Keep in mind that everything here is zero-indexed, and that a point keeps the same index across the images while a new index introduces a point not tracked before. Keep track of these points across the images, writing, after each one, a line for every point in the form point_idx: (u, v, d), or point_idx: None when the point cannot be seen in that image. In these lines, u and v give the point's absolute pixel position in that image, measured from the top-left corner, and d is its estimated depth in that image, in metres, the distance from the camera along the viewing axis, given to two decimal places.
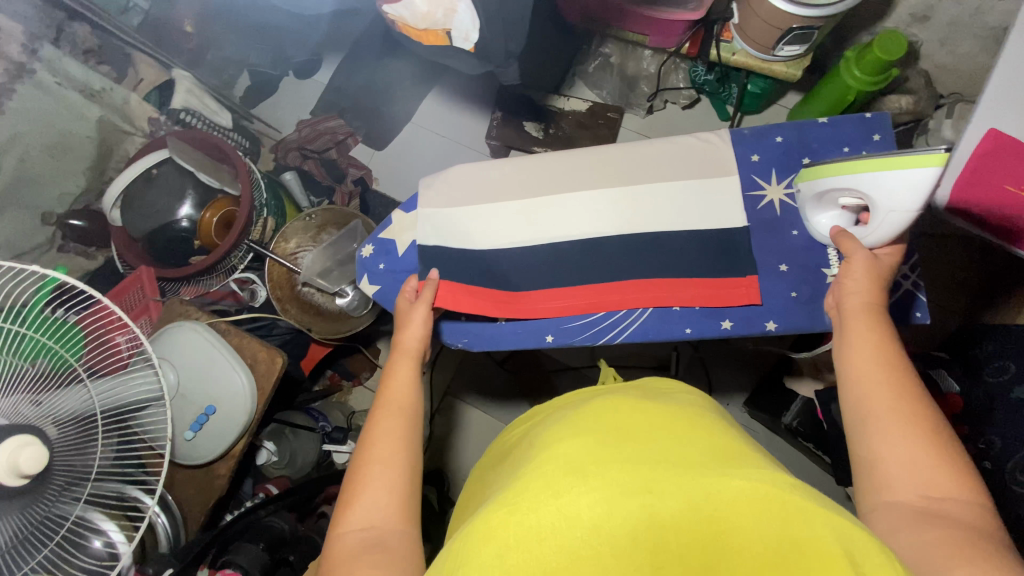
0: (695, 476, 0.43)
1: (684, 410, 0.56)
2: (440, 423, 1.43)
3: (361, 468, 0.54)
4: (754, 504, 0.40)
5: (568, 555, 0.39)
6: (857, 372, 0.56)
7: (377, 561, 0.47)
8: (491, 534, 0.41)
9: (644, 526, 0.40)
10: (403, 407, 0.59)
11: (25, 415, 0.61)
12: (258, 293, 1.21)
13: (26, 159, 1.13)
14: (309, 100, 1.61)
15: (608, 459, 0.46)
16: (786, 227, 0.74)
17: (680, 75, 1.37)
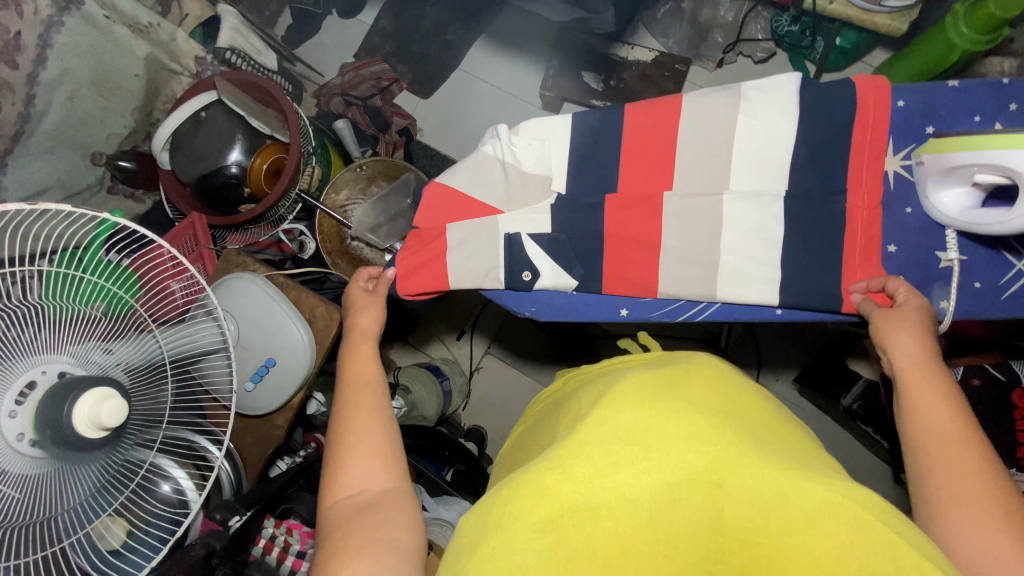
0: (763, 468, 0.40)
1: (776, 406, 0.53)
2: (479, 381, 1.45)
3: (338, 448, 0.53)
4: (838, 512, 0.37)
5: (621, 539, 0.37)
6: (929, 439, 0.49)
7: (370, 522, 0.47)
8: (544, 490, 0.41)
9: (698, 498, 0.39)
10: (368, 384, 0.59)
11: (99, 365, 0.59)
12: (307, 245, 1.13)
13: (74, 97, 1.10)
14: (353, 42, 1.53)
15: (675, 438, 0.43)
16: (900, 204, 0.69)
17: (761, 23, 1.26)
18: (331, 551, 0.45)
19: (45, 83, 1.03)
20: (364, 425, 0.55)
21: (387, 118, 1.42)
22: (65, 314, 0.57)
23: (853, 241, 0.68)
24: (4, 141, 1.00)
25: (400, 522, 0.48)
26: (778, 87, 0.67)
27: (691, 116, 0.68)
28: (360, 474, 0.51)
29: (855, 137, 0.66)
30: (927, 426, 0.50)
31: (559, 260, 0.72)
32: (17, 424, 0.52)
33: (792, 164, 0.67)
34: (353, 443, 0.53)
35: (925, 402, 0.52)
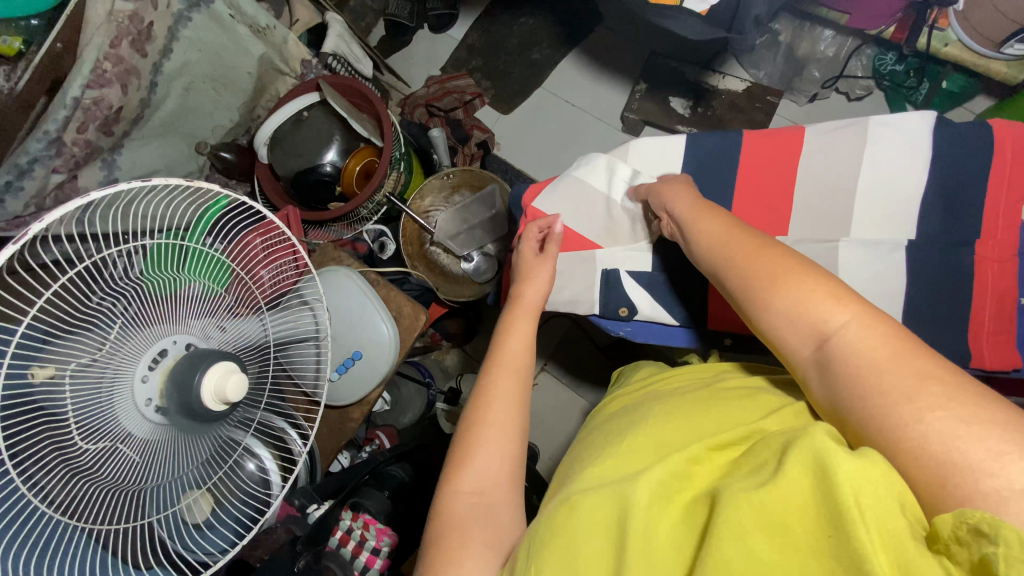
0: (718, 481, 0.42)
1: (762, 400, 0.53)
2: (533, 397, 1.43)
3: (473, 434, 0.54)
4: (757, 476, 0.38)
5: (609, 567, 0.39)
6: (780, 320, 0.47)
7: (486, 534, 0.48)
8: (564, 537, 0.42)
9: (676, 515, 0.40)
10: (516, 368, 0.59)
11: (215, 341, 0.62)
12: (387, 247, 1.16)
13: (190, 89, 1.17)
14: (441, 56, 1.59)
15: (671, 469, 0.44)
16: None
17: (862, 62, 1.22)
18: (448, 546, 0.47)
19: (167, 73, 1.11)
20: (496, 422, 0.54)
21: (467, 130, 1.47)
22: (193, 289, 0.59)
23: (983, 300, 0.60)
24: (125, 124, 1.07)
25: (508, 535, 0.49)
26: (901, 135, 0.64)
27: (811, 152, 0.66)
28: (483, 476, 0.52)
29: (989, 183, 0.61)
30: (759, 272, 0.49)
31: (656, 295, 0.71)
32: (148, 389, 0.54)
33: (920, 210, 0.63)
34: (489, 438, 0.53)
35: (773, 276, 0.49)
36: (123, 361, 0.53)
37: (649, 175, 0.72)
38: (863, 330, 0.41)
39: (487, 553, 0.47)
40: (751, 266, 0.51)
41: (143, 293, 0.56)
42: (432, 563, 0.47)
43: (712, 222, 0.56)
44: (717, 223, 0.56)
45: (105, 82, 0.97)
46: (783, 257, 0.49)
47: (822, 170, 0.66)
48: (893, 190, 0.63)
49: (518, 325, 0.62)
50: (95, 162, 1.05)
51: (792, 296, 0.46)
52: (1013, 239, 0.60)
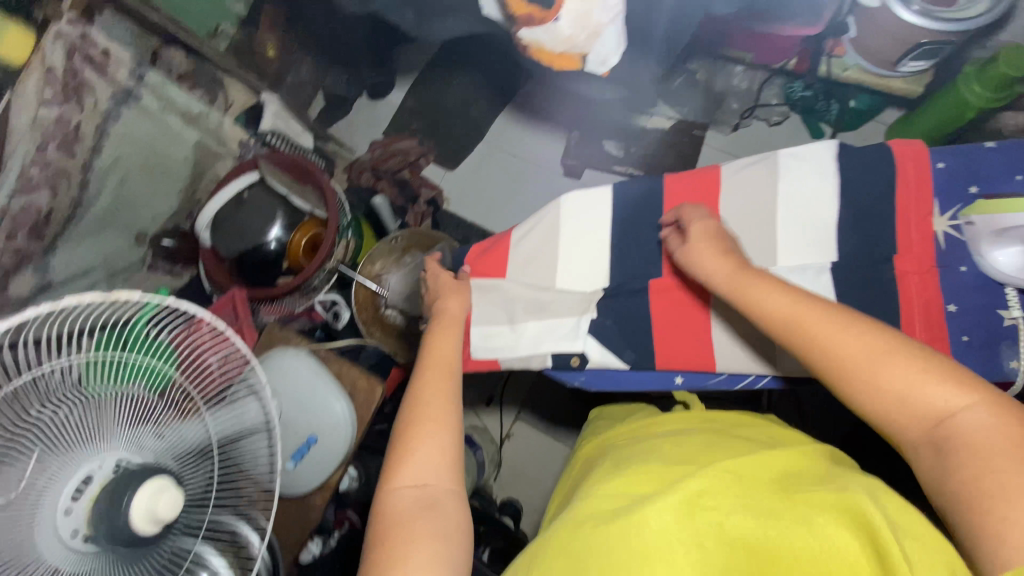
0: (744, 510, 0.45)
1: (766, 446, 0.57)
2: (511, 449, 1.40)
3: (410, 432, 0.54)
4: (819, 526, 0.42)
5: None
6: (877, 401, 0.47)
7: (431, 524, 0.48)
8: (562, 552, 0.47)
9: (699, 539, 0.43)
10: (448, 366, 0.61)
11: (150, 451, 0.59)
12: (341, 314, 1.24)
13: (125, 182, 1.15)
14: (382, 120, 1.62)
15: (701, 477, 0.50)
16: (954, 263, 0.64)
17: (774, 91, 1.30)
18: (392, 540, 0.47)
19: (99, 169, 1.09)
20: (434, 412, 0.56)
21: (416, 189, 1.51)
22: (117, 404, 0.56)
23: (910, 314, 0.63)
24: (57, 226, 1.05)
25: (455, 528, 0.49)
26: (806, 166, 0.69)
27: (727, 190, 0.70)
28: (423, 469, 0.52)
29: (897, 201, 0.65)
30: (849, 350, 0.49)
31: (606, 343, 0.70)
32: (72, 521, 0.52)
33: (837, 234, 0.66)
34: (427, 425, 0.54)
35: (866, 352, 0.48)
36: (45, 494, 0.50)
37: (579, 227, 0.74)
38: (987, 415, 0.42)
39: (431, 540, 0.47)
40: (826, 340, 0.50)
41: (68, 415, 0.52)
42: (384, 549, 0.47)
43: (777, 295, 0.54)
44: (780, 294, 0.54)
45: (33, 188, 0.97)
46: (855, 334, 0.49)
47: (740, 206, 0.69)
48: (807, 219, 0.67)
49: (442, 334, 0.65)
50: (25, 268, 1.01)
51: (895, 375, 0.46)
52: (929, 250, 0.64)
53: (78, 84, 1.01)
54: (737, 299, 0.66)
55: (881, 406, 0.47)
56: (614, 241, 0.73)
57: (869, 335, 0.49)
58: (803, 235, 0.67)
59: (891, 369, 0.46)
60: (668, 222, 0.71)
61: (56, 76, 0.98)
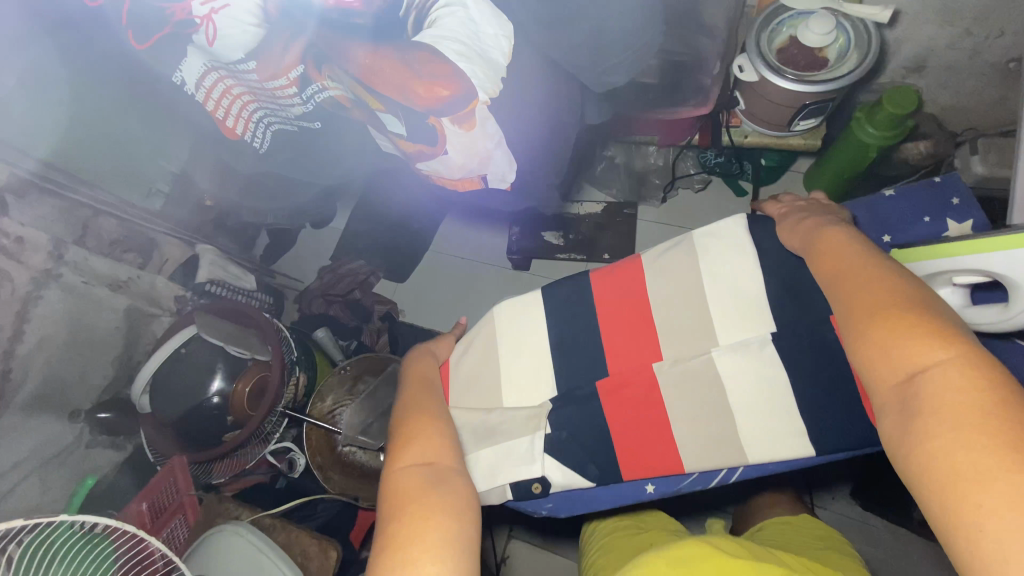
0: None
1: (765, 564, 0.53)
2: (509, 574, 1.26)
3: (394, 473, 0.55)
4: None
5: None
6: (871, 359, 0.47)
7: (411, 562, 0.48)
8: None
9: None
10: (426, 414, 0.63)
11: None
12: (296, 462, 1.13)
13: (52, 361, 1.10)
14: (328, 247, 1.64)
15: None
16: None
17: (690, 161, 1.38)
18: (404, 523, 0.50)
19: (21, 355, 1.04)
20: (428, 417, 0.62)
21: (369, 308, 1.46)
22: None
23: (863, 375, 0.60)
24: None
25: (461, 509, 0.52)
26: (723, 238, 0.68)
27: (653, 276, 0.69)
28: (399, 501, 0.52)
29: None
30: (866, 304, 0.49)
31: (564, 459, 0.66)
32: None
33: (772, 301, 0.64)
34: (428, 429, 0.60)
35: (868, 309, 0.48)
36: None
37: (518, 338, 0.72)
38: (959, 373, 0.42)
39: (436, 519, 0.50)
40: (854, 288, 0.51)
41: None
42: (391, 549, 0.49)
43: (840, 239, 0.56)
44: (852, 247, 0.55)
45: None
46: (892, 286, 0.49)
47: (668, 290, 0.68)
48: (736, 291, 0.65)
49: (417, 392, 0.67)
50: None
51: (882, 331, 0.47)
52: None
53: None
54: (684, 388, 0.64)
55: (871, 366, 0.47)
56: (554, 345, 0.71)
57: (883, 290, 0.49)
58: (736, 310, 0.65)
59: (892, 327, 0.46)
60: (604, 318, 0.70)
61: None
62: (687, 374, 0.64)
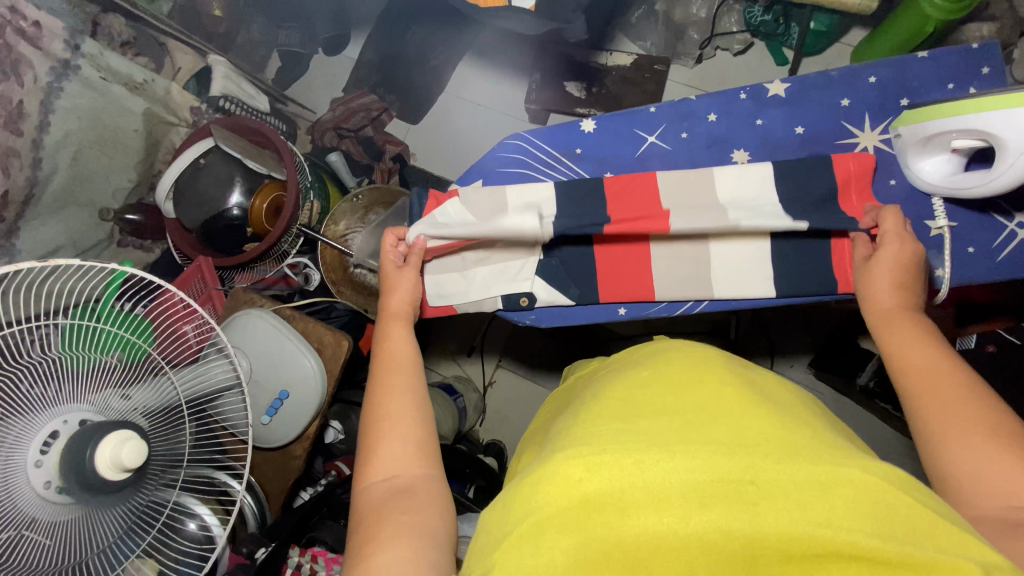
0: (797, 491, 0.35)
1: (757, 385, 0.51)
2: (494, 396, 1.45)
3: (373, 439, 0.54)
4: (873, 496, 0.35)
5: (641, 521, 0.35)
6: (926, 415, 0.50)
7: (405, 506, 0.48)
8: (565, 484, 0.37)
9: (735, 499, 0.35)
10: (403, 366, 0.60)
11: (117, 410, 0.61)
12: (312, 276, 1.22)
13: (79, 157, 1.14)
14: (341, 78, 1.59)
15: (699, 437, 0.41)
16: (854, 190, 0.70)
17: (734, 18, 1.30)
18: (368, 532, 0.46)
19: (49, 147, 1.07)
20: (401, 411, 0.55)
21: (380, 147, 1.45)
22: (87, 365, 0.59)
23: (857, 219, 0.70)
24: (14, 206, 1.03)
25: (431, 507, 0.49)
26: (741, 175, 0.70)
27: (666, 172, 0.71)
28: (387, 471, 0.51)
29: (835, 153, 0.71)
30: (934, 416, 0.49)
31: (552, 281, 0.73)
32: (44, 473, 0.55)
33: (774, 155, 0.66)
34: (389, 436, 0.53)
35: (929, 374, 0.52)
36: (17, 444, 0.54)
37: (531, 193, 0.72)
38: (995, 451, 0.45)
39: (399, 525, 0.46)
40: (928, 396, 0.51)
41: (50, 367, 0.56)
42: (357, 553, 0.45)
43: (913, 339, 0.56)
44: (930, 347, 0.55)
45: None
46: (969, 396, 0.49)
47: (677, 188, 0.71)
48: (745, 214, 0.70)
49: (398, 333, 0.64)
50: None
51: (955, 422, 0.48)
52: (865, 174, 0.70)
53: (15, 58, 0.98)
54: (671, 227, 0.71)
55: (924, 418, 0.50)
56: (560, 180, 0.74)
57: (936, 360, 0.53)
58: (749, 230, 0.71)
59: (943, 397, 0.50)
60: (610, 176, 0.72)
61: None
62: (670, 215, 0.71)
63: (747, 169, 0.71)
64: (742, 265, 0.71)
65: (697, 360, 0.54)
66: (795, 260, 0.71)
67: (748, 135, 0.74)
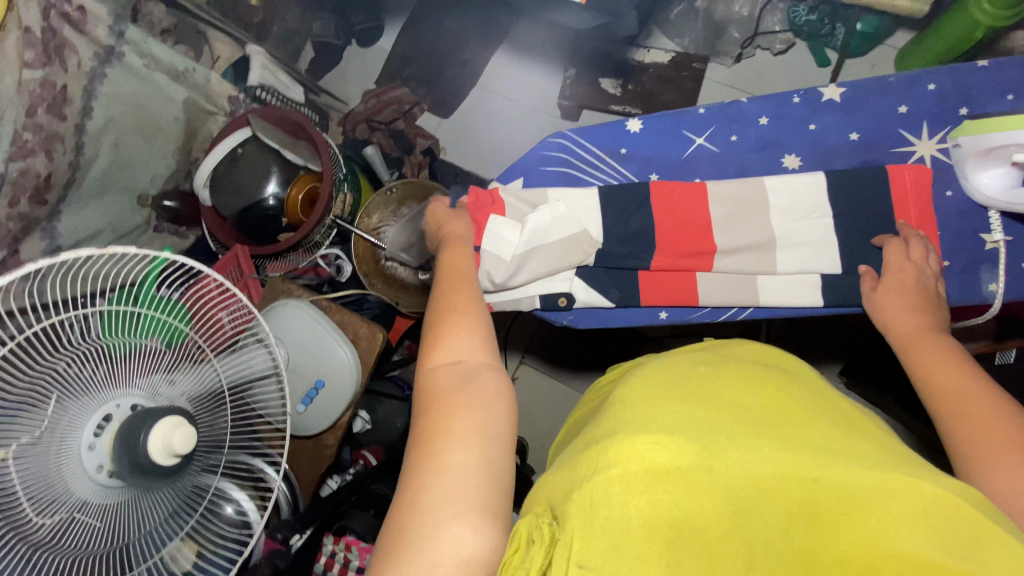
0: (869, 487, 0.36)
1: (819, 398, 0.51)
2: (516, 392, 1.45)
3: (439, 331, 0.55)
4: (943, 502, 0.35)
5: (707, 501, 0.36)
6: (964, 442, 0.47)
7: (470, 392, 0.49)
8: (632, 456, 0.38)
9: (795, 490, 0.36)
10: (462, 275, 0.62)
11: (165, 396, 0.63)
12: (343, 268, 1.24)
13: (120, 143, 1.16)
14: (374, 69, 1.58)
15: (768, 434, 0.42)
16: (906, 201, 0.68)
17: (777, 16, 1.27)
18: (432, 425, 0.47)
19: (92, 132, 1.09)
20: (462, 313, 0.56)
21: (411, 140, 1.45)
22: (136, 351, 0.60)
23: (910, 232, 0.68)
24: (58, 190, 1.05)
25: (493, 399, 0.49)
26: (798, 192, 0.69)
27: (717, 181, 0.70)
28: (452, 360, 0.52)
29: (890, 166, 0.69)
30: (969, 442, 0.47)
31: (592, 284, 0.73)
32: (96, 456, 0.57)
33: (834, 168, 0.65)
34: (455, 328, 0.55)
35: (953, 398, 0.51)
36: (71, 426, 0.56)
37: (574, 196, 0.72)
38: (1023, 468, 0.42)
39: (463, 425, 0.46)
40: (955, 418, 0.49)
41: (103, 351, 0.58)
42: (424, 439, 0.46)
43: (938, 363, 0.55)
44: (954, 371, 0.53)
45: (28, 152, 0.95)
46: (1002, 420, 0.47)
47: (731, 200, 0.70)
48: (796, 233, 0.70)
49: (456, 252, 0.65)
50: (34, 233, 1.03)
51: (988, 445, 0.45)
52: (921, 191, 0.68)
53: (59, 43, 0.99)
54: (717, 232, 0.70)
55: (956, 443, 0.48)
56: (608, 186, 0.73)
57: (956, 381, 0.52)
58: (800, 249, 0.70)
59: (966, 420, 0.48)
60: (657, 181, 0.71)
61: (34, 37, 0.95)
62: (715, 219, 0.70)
63: (798, 180, 0.70)
64: (789, 275, 0.70)
65: (749, 363, 0.56)
66: (843, 271, 0.69)
67: (798, 141, 0.73)
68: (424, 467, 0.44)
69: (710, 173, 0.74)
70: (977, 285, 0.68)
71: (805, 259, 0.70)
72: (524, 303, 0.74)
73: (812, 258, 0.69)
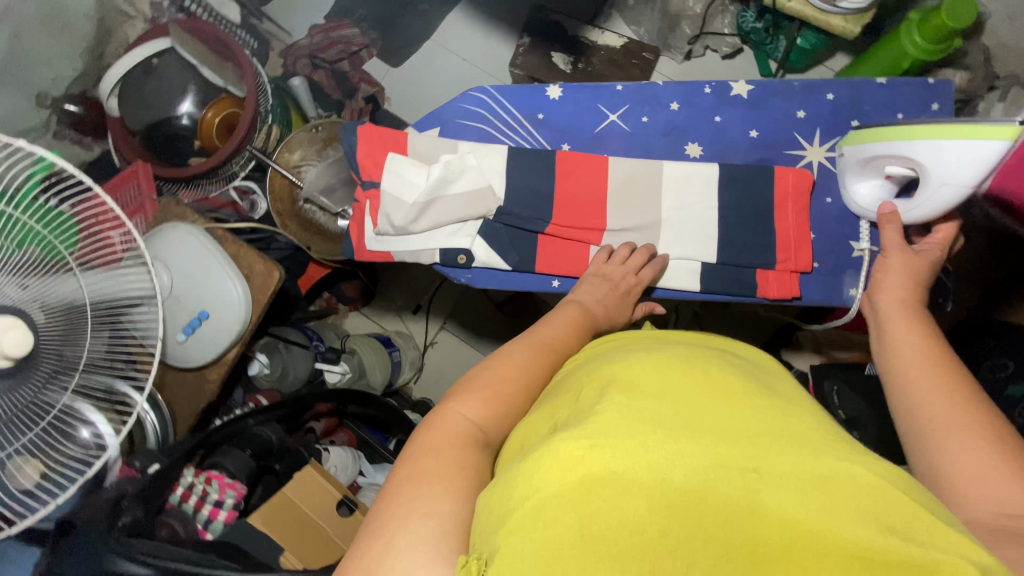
0: (815, 485, 0.35)
1: (792, 393, 0.49)
2: (433, 356, 1.45)
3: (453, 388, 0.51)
4: (880, 493, 0.35)
5: (651, 502, 0.34)
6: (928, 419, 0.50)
7: (449, 458, 0.44)
8: (572, 461, 0.36)
9: (744, 484, 0.35)
10: (533, 339, 0.56)
11: (10, 298, 0.58)
12: (258, 204, 1.17)
13: (19, 32, 1.06)
14: (325, 3, 1.50)
15: (728, 423, 0.40)
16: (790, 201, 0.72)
17: (727, 18, 1.29)
18: (408, 477, 0.43)
19: None
20: (482, 379, 0.51)
21: (354, 84, 1.39)
22: None
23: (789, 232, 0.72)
24: None
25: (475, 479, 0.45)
26: (695, 180, 0.72)
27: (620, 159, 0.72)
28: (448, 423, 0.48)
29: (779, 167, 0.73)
30: (939, 420, 0.49)
31: (493, 244, 0.73)
32: None
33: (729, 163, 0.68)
34: (461, 390, 0.50)
35: (920, 372, 0.53)
36: None
37: (481, 154, 0.72)
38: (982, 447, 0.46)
39: (446, 474, 0.43)
40: (919, 390, 0.52)
41: None
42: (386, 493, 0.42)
43: (920, 349, 0.56)
44: (922, 348, 0.56)
45: None
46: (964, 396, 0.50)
47: (630, 176, 0.72)
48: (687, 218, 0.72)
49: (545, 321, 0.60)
50: None
51: (948, 416, 0.49)
52: (801, 194, 0.72)
53: None
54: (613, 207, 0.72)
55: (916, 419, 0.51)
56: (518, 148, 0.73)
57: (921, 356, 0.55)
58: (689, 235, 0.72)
59: (930, 392, 0.51)
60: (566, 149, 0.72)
61: None
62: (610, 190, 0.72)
63: (696, 168, 0.72)
64: (676, 259, 0.73)
65: (733, 356, 0.53)
66: (727, 261, 0.72)
67: (704, 130, 0.75)
68: (378, 524, 0.40)
69: (621, 151, 0.75)
70: (839, 287, 0.74)
71: (691, 247, 0.72)
72: (424, 256, 0.73)
73: (699, 245, 0.72)
